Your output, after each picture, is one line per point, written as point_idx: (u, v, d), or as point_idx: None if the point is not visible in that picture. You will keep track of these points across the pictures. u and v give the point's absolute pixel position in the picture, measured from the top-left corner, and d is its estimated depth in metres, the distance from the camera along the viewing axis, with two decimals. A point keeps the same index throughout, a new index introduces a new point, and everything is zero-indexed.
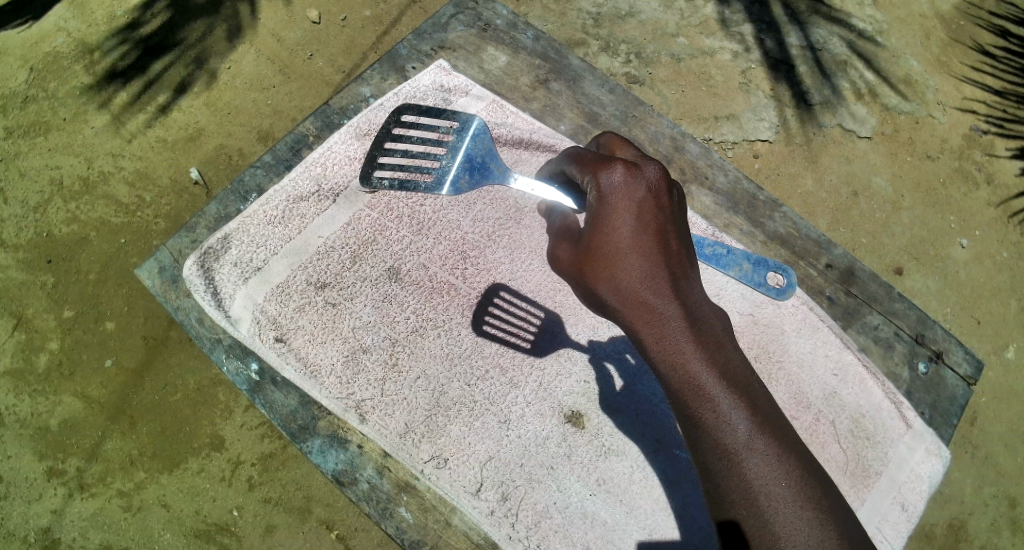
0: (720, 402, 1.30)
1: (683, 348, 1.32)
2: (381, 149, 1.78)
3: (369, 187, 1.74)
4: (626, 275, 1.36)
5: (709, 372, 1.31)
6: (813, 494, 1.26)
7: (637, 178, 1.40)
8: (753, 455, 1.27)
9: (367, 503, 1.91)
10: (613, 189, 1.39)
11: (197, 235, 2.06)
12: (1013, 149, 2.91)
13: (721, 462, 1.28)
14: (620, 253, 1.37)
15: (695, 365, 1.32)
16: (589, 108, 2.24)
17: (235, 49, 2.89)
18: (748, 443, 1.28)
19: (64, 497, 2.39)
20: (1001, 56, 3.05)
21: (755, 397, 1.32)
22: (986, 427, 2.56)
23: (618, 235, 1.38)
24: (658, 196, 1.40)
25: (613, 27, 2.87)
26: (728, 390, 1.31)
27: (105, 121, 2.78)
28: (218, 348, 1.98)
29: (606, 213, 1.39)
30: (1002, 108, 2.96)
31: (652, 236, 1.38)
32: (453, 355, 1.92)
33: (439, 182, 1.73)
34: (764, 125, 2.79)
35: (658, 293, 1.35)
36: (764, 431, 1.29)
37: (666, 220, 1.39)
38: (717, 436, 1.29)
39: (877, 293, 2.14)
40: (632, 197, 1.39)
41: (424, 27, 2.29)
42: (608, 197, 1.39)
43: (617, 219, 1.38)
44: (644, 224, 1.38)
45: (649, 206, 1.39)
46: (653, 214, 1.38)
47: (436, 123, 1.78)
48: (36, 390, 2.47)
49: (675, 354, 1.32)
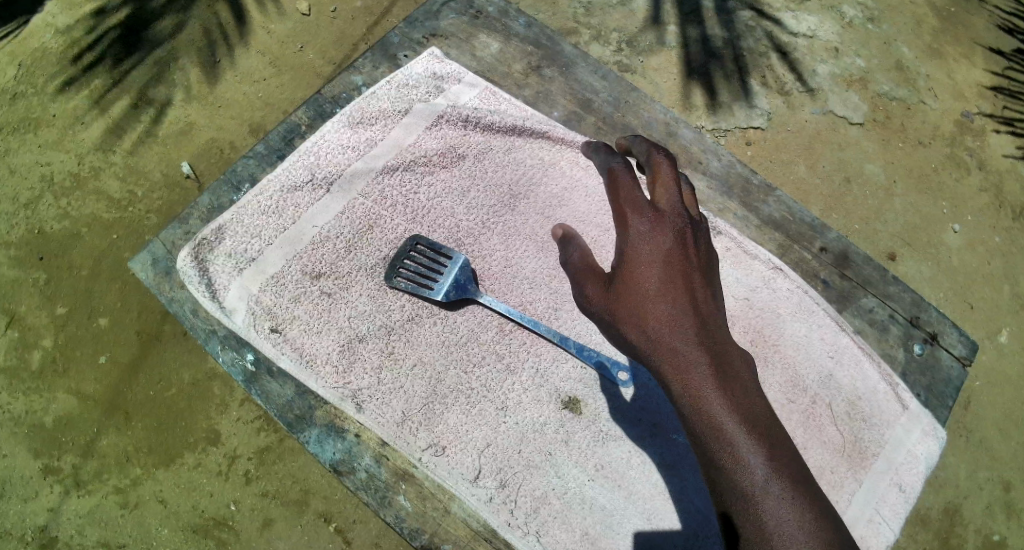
0: (740, 443, 1.34)
1: (703, 384, 1.37)
2: (401, 261, 1.92)
3: (389, 283, 1.91)
4: (654, 318, 1.43)
5: (730, 414, 1.36)
6: (825, 538, 1.28)
7: (664, 227, 1.50)
8: (767, 496, 1.31)
9: (365, 492, 1.89)
10: (641, 239, 1.49)
11: (191, 226, 2.05)
12: (1004, 133, 2.91)
13: (736, 500, 1.32)
14: (649, 294, 1.45)
15: (716, 405, 1.36)
16: (582, 94, 2.22)
17: (226, 41, 2.89)
18: (763, 486, 1.32)
19: (61, 494, 2.37)
20: (1013, 55, 3.05)
21: (775, 443, 1.35)
22: (980, 410, 2.57)
23: (648, 280, 1.45)
24: (686, 246, 1.49)
25: (604, 16, 2.88)
26: (748, 433, 1.35)
27: (96, 116, 2.76)
28: (214, 339, 1.96)
29: (637, 258, 1.48)
30: (1013, 111, 2.95)
31: (679, 285, 1.45)
32: (449, 342, 1.91)
33: (443, 288, 1.89)
34: (756, 113, 2.79)
35: (684, 337, 1.41)
36: (781, 475, 1.33)
37: (692, 269, 1.46)
38: (733, 476, 1.33)
39: (871, 276, 2.13)
40: (659, 245, 1.48)
41: (416, 16, 2.28)
42: (636, 244, 1.49)
43: (645, 267, 1.47)
44: (668, 265, 1.46)
45: (676, 252, 1.47)
46: (680, 264, 1.46)
47: (444, 247, 1.92)
48: (30, 387, 2.46)
49: (699, 393, 1.37)
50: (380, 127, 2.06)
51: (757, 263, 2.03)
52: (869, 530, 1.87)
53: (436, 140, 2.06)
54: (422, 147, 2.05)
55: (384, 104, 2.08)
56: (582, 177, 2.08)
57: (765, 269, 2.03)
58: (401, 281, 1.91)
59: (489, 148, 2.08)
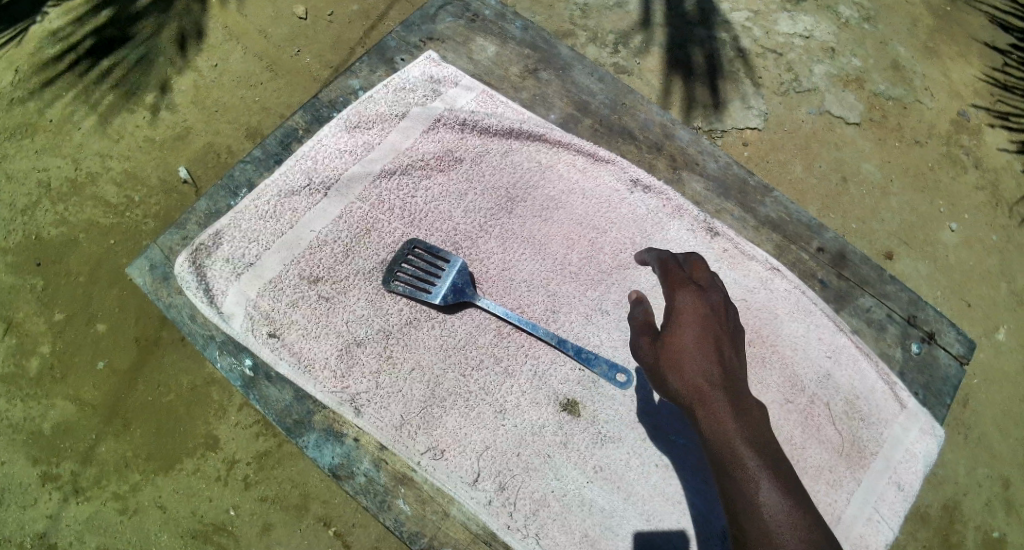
0: (762, 484, 1.46)
1: (733, 437, 1.50)
2: (398, 266, 1.92)
3: (387, 287, 1.91)
4: (692, 370, 1.55)
5: (755, 460, 1.48)
6: None
7: (703, 298, 1.62)
8: (784, 532, 1.42)
9: (364, 496, 1.88)
10: (685, 301, 1.61)
11: (188, 231, 2.04)
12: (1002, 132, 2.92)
13: (754, 532, 1.43)
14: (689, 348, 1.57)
15: (743, 451, 1.49)
16: (578, 96, 2.22)
17: (222, 46, 2.89)
18: (781, 522, 1.43)
19: (60, 501, 2.37)
20: (1008, 52, 3.06)
21: (794, 490, 1.47)
22: (979, 409, 2.57)
23: (688, 338, 1.58)
24: (723, 316, 1.61)
25: (600, 18, 2.89)
26: (770, 477, 1.47)
27: (93, 122, 2.76)
28: (212, 344, 1.96)
29: (681, 317, 1.60)
30: (1009, 105, 2.96)
31: (715, 344, 1.57)
32: (447, 345, 1.91)
33: (438, 293, 1.89)
34: (752, 113, 2.80)
35: (716, 389, 1.53)
36: (798, 514, 1.44)
37: (726, 332, 1.60)
38: (755, 512, 1.44)
39: (869, 275, 2.12)
40: (701, 308, 1.60)
41: (412, 19, 2.28)
42: (681, 304, 1.61)
43: (687, 326, 1.59)
44: (706, 331, 1.58)
45: (712, 319, 1.60)
46: (718, 327, 1.59)
47: (441, 250, 1.92)
48: (29, 394, 2.45)
49: (728, 440, 1.50)
50: (377, 131, 2.06)
51: (755, 263, 2.03)
52: (869, 529, 1.87)
53: (433, 143, 2.06)
54: (419, 150, 2.05)
55: (381, 108, 2.08)
56: (579, 179, 2.08)
57: (763, 269, 2.03)
58: (399, 285, 1.91)
59: (486, 152, 2.08)
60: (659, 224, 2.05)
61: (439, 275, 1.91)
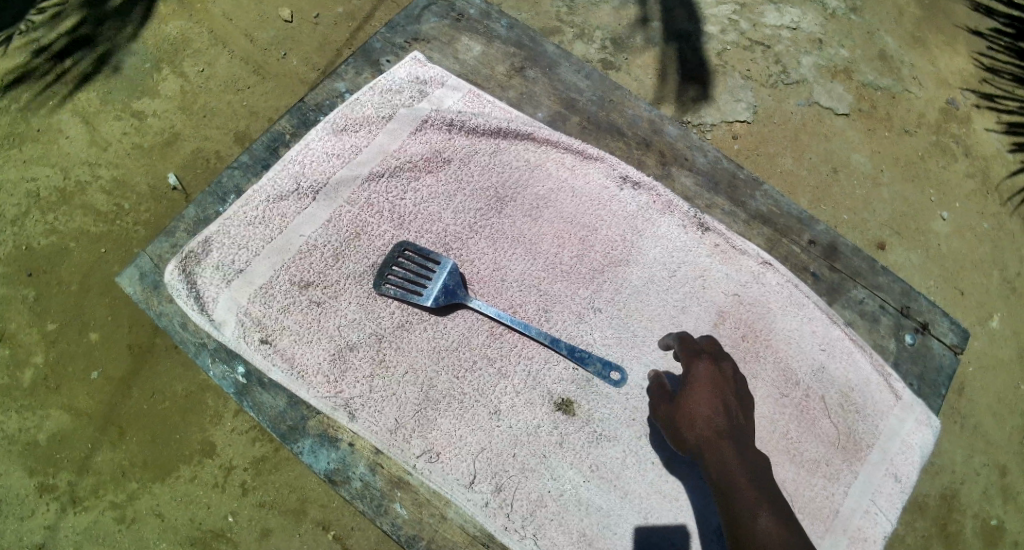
0: (767, 528, 1.57)
1: (740, 486, 1.62)
2: (389, 268, 1.91)
3: (378, 289, 1.90)
4: (702, 426, 1.69)
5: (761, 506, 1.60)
6: None
7: (715, 366, 1.75)
8: None
9: (360, 500, 1.88)
10: (698, 364, 1.75)
11: (177, 239, 2.03)
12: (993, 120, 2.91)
13: None
14: (700, 406, 1.71)
15: (749, 499, 1.61)
16: (566, 94, 2.21)
17: (208, 51, 2.87)
18: None
19: (58, 512, 2.36)
20: (990, 35, 3.05)
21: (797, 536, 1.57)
22: (974, 396, 2.58)
23: (700, 397, 1.71)
24: (731, 380, 1.76)
25: (587, 14, 2.88)
26: (775, 522, 1.58)
27: (80, 130, 2.75)
28: (204, 352, 1.95)
29: (695, 379, 1.73)
30: (996, 89, 2.97)
31: (723, 405, 1.71)
32: (440, 348, 1.91)
33: (429, 296, 1.89)
34: (742, 106, 2.79)
35: (724, 443, 1.67)
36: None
37: (733, 395, 1.73)
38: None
39: (861, 267, 2.12)
40: (712, 372, 1.74)
41: (397, 20, 2.27)
42: (695, 367, 1.74)
43: (700, 387, 1.72)
44: (717, 392, 1.72)
45: (721, 382, 1.74)
46: (726, 390, 1.73)
47: (432, 252, 1.92)
48: (22, 405, 2.44)
49: (735, 489, 1.62)
50: (364, 133, 2.05)
51: (746, 258, 2.03)
52: (866, 521, 1.88)
53: (421, 145, 2.05)
54: (407, 152, 2.04)
55: (367, 110, 2.07)
56: (569, 178, 2.08)
57: (755, 263, 2.02)
58: (390, 288, 1.90)
59: (474, 152, 2.07)
60: (650, 220, 2.05)
61: (429, 278, 1.90)
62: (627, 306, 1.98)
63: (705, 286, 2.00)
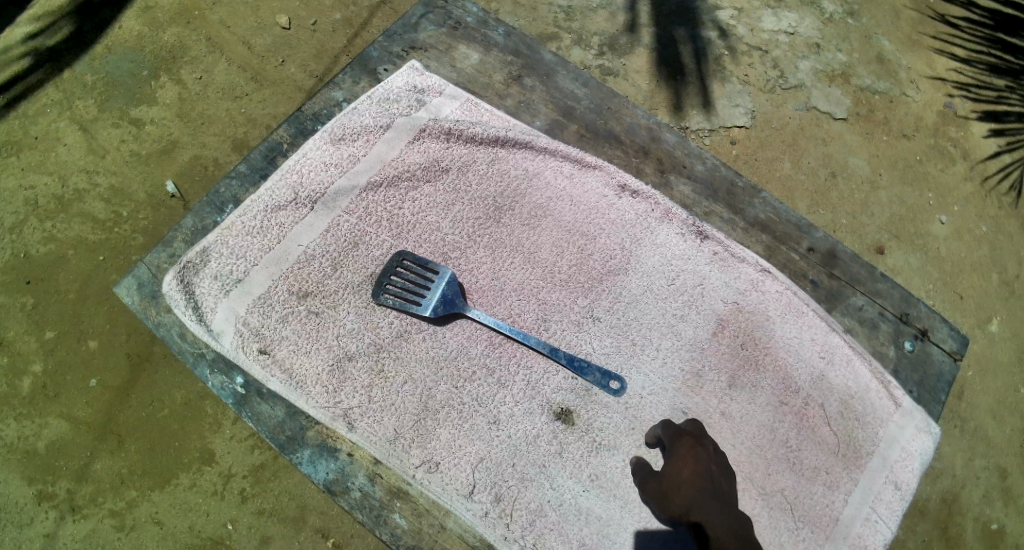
0: None
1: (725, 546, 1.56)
2: (386, 280, 1.92)
3: (377, 300, 1.91)
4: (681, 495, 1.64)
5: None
6: None
7: (697, 442, 1.73)
8: None
9: (360, 511, 1.88)
10: (679, 441, 1.73)
11: (175, 249, 2.03)
12: (980, 113, 2.92)
13: None
14: (680, 478, 1.66)
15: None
16: (564, 102, 2.21)
17: (206, 58, 2.87)
18: None
19: (56, 520, 2.35)
20: (969, 30, 3.05)
21: None
22: (974, 399, 2.57)
23: (680, 470, 1.67)
24: (716, 455, 1.72)
25: (584, 20, 2.88)
26: None
27: (78, 138, 2.75)
28: (202, 363, 1.94)
29: (676, 454, 1.71)
30: (971, 77, 2.97)
31: (703, 474, 1.65)
32: (438, 357, 1.90)
33: (426, 307, 1.89)
34: (740, 111, 2.79)
35: (705, 507, 1.60)
36: None
37: (714, 466, 1.68)
38: None
39: (859, 273, 2.12)
40: (691, 446, 1.71)
41: (394, 29, 2.27)
42: (676, 445, 1.73)
43: (680, 460, 1.69)
44: (699, 463, 1.67)
45: (702, 453, 1.70)
46: (706, 461, 1.68)
47: (430, 262, 1.93)
48: (21, 414, 2.43)
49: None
50: (363, 142, 2.06)
51: (745, 265, 2.03)
52: (867, 529, 1.87)
53: (419, 154, 2.05)
54: (405, 161, 2.04)
55: (365, 119, 2.07)
56: (566, 186, 2.07)
57: (753, 271, 2.02)
58: (389, 298, 1.91)
59: (472, 160, 2.07)
60: (648, 229, 2.05)
61: (427, 290, 1.91)
62: (626, 314, 1.97)
63: (704, 293, 2.00)
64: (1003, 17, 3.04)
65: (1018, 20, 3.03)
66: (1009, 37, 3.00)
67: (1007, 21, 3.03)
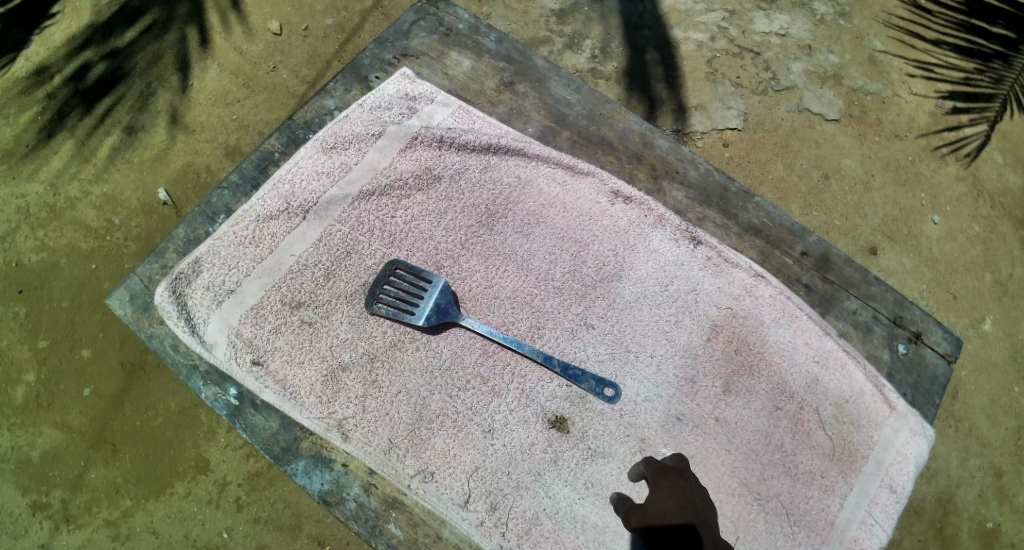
0: None
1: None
2: (379, 289, 1.92)
3: (371, 309, 1.91)
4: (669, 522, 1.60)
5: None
6: None
7: (681, 476, 1.69)
8: None
9: (356, 521, 1.87)
10: (661, 474, 1.69)
11: (167, 260, 2.02)
12: (944, 92, 2.90)
13: None
14: (667, 509, 1.62)
15: None
16: (556, 108, 2.20)
17: (198, 65, 2.86)
18: None
19: (51, 530, 2.35)
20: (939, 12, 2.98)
21: None
22: (969, 399, 2.58)
23: (665, 502, 1.63)
24: (698, 488, 1.69)
25: (576, 24, 2.90)
26: None
27: (69, 145, 2.73)
28: (195, 374, 1.93)
29: (661, 487, 1.66)
30: (936, 58, 2.93)
31: (688, 506, 1.62)
32: (432, 367, 1.90)
33: (419, 316, 1.90)
34: (732, 113, 2.80)
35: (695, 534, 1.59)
36: None
37: (695, 497, 1.66)
38: None
39: (854, 277, 2.11)
40: (674, 480, 1.67)
41: (386, 36, 2.27)
42: (659, 479, 1.68)
43: (664, 493, 1.65)
44: (683, 496, 1.64)
45: (687, 487, 1.67)
46: (689, 493, 1.65)
47: (423, 271, 1.93)
48: (15, 423, 2.42)
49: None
50: (354, 151, 2.05)
51: (738, 270, 2.03)
52: (863, 533, 1.87)
53: (411, 162, 2.05)
54: (397, 169, 2.04)
55: (356, 128, 2.07)
56: (559, 193, 2.07)
57: (747, 276, 2.02)
58: (383, 307, 1.92)
59: (464, 168, 2.06)
60: (642, 235, 2.04)
61: (419, 299, 1.91)
62: (620, 321, 1.97)
63: (697, 299, 2.00)
64: (979, 5, 2.95)
65: (994, 8, 2.93)
66: (981, 23, 2.92)
67: (982, 9, 2.94)
